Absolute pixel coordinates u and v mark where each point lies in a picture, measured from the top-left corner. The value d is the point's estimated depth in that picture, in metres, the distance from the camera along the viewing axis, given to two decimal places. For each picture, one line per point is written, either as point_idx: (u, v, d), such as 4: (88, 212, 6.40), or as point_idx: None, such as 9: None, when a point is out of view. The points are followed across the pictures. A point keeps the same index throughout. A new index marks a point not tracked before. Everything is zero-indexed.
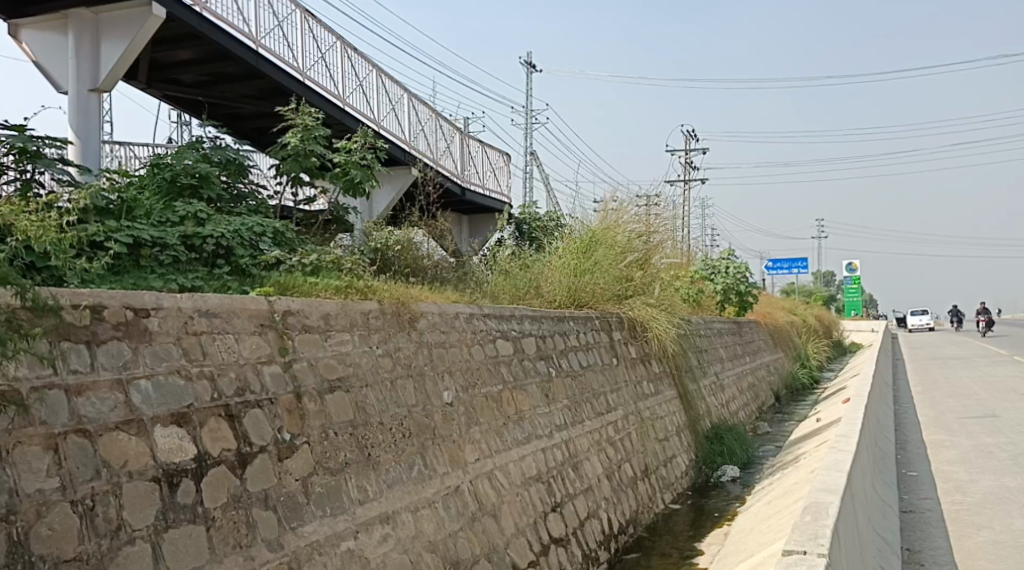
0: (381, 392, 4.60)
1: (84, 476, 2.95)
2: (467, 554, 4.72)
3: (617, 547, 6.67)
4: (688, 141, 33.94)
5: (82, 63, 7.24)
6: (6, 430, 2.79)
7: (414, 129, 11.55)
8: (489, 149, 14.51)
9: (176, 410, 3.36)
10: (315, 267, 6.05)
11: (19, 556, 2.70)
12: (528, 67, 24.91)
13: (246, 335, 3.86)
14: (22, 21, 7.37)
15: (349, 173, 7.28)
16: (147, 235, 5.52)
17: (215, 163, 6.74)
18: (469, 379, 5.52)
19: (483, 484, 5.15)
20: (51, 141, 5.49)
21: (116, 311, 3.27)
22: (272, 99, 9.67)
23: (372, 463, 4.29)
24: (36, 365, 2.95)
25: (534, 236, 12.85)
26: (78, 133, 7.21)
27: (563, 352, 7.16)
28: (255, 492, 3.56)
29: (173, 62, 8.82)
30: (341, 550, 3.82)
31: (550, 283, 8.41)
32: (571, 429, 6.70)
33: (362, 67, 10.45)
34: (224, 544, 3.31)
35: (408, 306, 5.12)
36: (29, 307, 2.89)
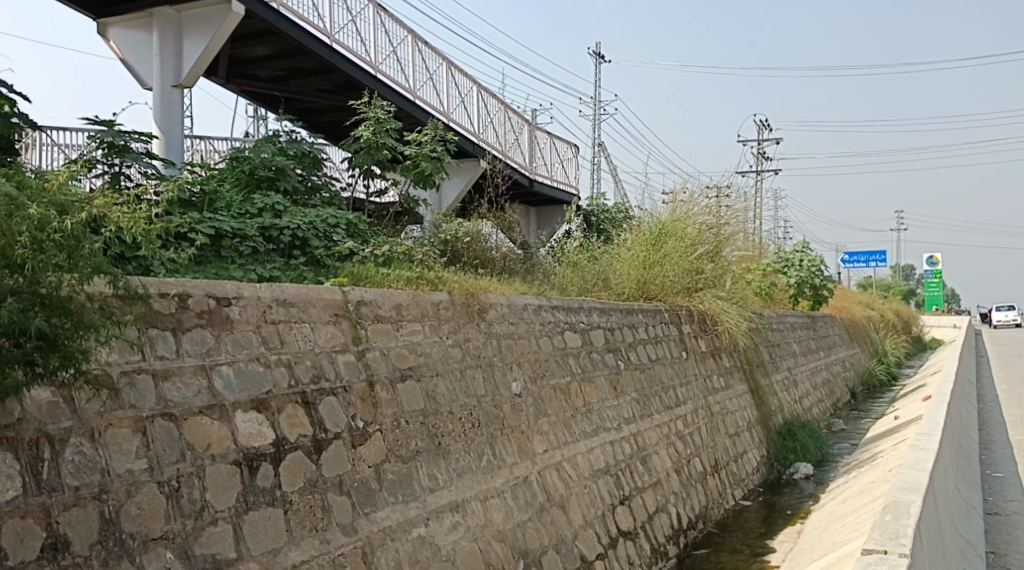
0: (451, 381, 4.66)
1: (170, 458, 3.04)
2: (536, 544, 4.75)
3: (685, 542, 6.62)
4: (760, 131, 33.26)
5: (166, 60, 7.48)
6: (98, 413, 2.87)
7: (483, 121, 11.62)
8: (557, 141, 14.50)
9: (256, 396, 3.46)
10: (387, 258, 6.15)
11: (111, 534, 2.77)
12: (597, 57, 24.71)
13: (321, 325, 3.95)
14: (110, 19, 7.65)
15: (419, 165, 7.35)
16: (228, 226, 5.71)
17: (291, 157, 6.86)
18: (538, 371, 5.55)
19: (552, 475, 5.17)
20: (138, 135, 5.70)
21: (200, 299, 3.38)
22: (345, 93, 9.84)
23: (442, 452, 4.35)
24: (126, 351, 3.05)
25: (602, 228, 12.79)
26: (162, 127, 7.46)
27: (632, 345, 7.13)
28: (331, 477, 3.65)
29: (251, 57, 9.05)
30: (413, 536, 3.89)
31: (619, 276, 8.36)
32: (639, 422, 6.66)
33: (432, 60, 10.54)
34: (301, 527, 3.40)
35: (478, 297, 5.17)
36: (120, 295, 2.99)
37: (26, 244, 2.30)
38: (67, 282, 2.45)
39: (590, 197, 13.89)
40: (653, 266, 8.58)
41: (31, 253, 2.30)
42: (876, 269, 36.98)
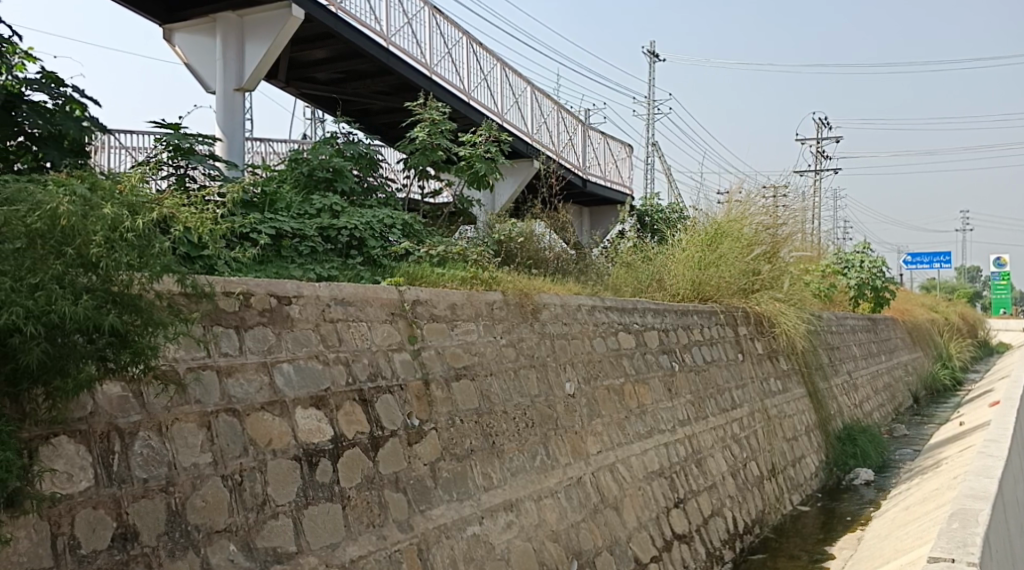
0: (505, 381, 4.68)
1: (233, 452, 3.10)
2: (590, 545, 4.74)
3: (742, 547, 6.53)
4: (820, 129, 32.58)
5: (228, 64, 7.66)
6: (165, 408, 2.94)
7: (537, 122, 11.63)
8: (610, 141, 14.44)
9: (315, 393, 3.53)
10: (441, 258, 6.20)
11: (177, 525, 2.82)
12: (651, 56, 24.55)
13: (378, 323, 4.01)
14: (175, 25, 7.85)
15: (473, 166, 7.39)
16: (288, 226, 5.83)
17: (348, 158, 6.92)
18: (591, 371, 5.54)
19: (606, 476, 5.16)
20: (203, 138, 5.85)
21: (262, 298, 3.45)
22: (400, 95, 9.93)
23: (496, 451, 4.37)
24: (192, 348, 3.12)
25: (656, 229, 12.70)
26: (225, 130, 7.64)
27: (687, 346, 7.07)
28: (387, 474, 3.70)
29: (310, 61, 9.22)
30: (467, 534, 3.92)
31: (674, 276, 8.30)
32: (694, 424, 6.60)
33: (487, 61, 10.58)
34: (358, 523, 3.45)
35: (531, 297, 5.18)
36: (187, 292, 3.06)
37: (100, 243, 2.37)
38: (138, 280, 2.50)
39: (644, 197, 13.80)
40: (709, 267, 8.49)
41: (105, 251, 2.37)
42: (940, 270, 35.99)
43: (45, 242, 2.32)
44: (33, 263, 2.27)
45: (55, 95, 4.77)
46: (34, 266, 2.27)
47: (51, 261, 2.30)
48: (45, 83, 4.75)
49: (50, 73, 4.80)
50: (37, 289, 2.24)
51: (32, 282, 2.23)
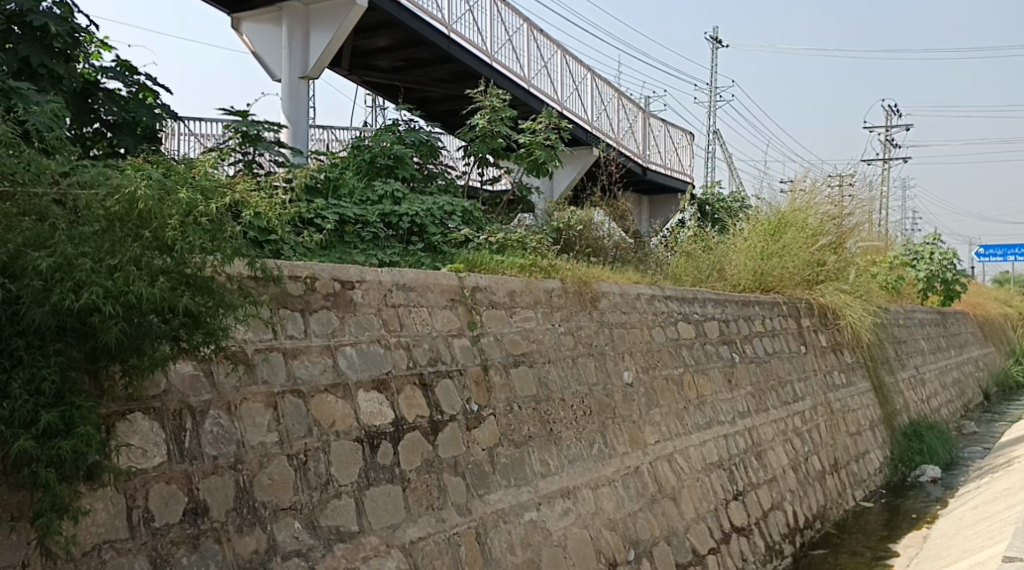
0: (563, 369, 4.69)
1: (299, 433, 3.17)
2: (647, 535, 4.72)
3: (802, 542, 6.43)
4: (889, 117, 31.64)
5: (294, 53, 7.78)
6: (234, 387, 3.01)
7: (598, 110, 11.55)
8: (671, 128, 14.27)
9: (376, 377, 3.59)
10: (501, 246, 6.23)
11: (245, 502, 2.90)
12: (713, 42, 24.16)
13: (438, 309, 4.04)
14: (243, 14, 7.99)
15: (533, 153, 7.38)
16: (351, 212, 5.92)
17: (409, 145, 6.97)
18: (650, 361, 5.51)
19: (664, 467, 5.13)
20: (269, 125, 5.96)
21: (326, 282, 3.51)
22: (461, 83, 9.97)
23: (554, 439, 4.39)
24: (260, 330, 3.19)
25: (717, 218, 12.53)
26: (290, 118, 7.77)
27: (747, 338, 6.98)
28: (446, 459, 3.74)
29: (372, 49, 9.33)
30: (525, 520, 3.94)
31: (735, 267, 8.18)
32: (754, 417, 6.52)
33: (548, 49, 10.54)
34: (418, 505, 3.50)
35: (591, 286, 5.17)
36: (256, 276, 3.12)
37: (176, 227, 2.43)
38: (210, 263, 2.57)
39: (704, 185, 13.63)
40: (771, 257, 8.35)
41: (179, 234, 2.43)
42: (1014, 263, 34.75)
43: (123, 225, 2.38)
44: (111, 246, 2.32)
45: (130, 83, 4.91)
46: (112, 249, 2.31)
47: (128, 245, 2.35)
48: (121, 71, 4.89)
49: (124, 62, 4.94)
50: (116, 270, 2.28)
51: (111, 263, 2.27)
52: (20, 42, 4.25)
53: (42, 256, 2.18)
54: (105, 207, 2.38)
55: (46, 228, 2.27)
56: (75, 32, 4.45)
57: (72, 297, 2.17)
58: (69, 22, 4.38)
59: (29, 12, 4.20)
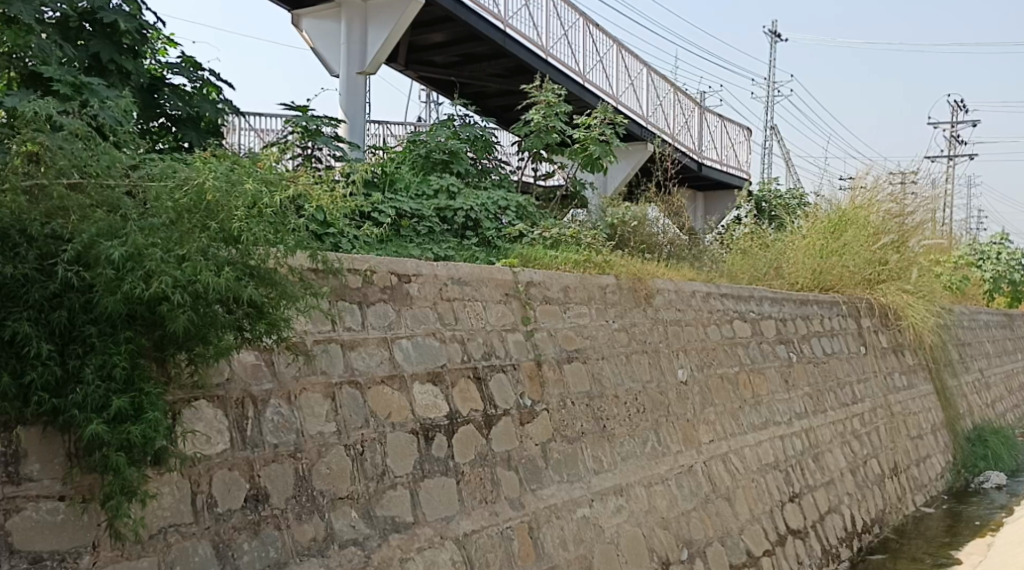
0: (617, 365, 4.67)
1: (356, 423, 3.22)
2: (701, 535, 4.68)
3: (860, 546, 6.30)
4: (955, 112, 30.72)
5: (352, 47, 7.86)
6: (295, 377, 3.07)
7: (654, 105, 11.43)
8: (728, 124, 14.09)
9: (432, 369, 3.61)
10: (555, 241, 6.22)
11: (304, 490, 2.94)
12: (773, 36, 23.79)
13: (493, 303, 4.06)
14: (303, 10, 8.11)
15: (588, 148, 7.34)
16: (408, 207, 5.97)
17: (464, 140, 7.00)
18: (705, 359, 5.46)
19: (718, 466, 5.08)
20: (328, 120, 6.05)
21: (384, 275, 3.55)
22: (516, 78, 9.97)
23: (607, 435, 4.37)
24: (319, 322, 3.24)
25: (775, 215, 12.33)
26: (347, 111, 7.86)
27: (806, 337, 6.87)
28: (500, 452, 3.76)
29: (428, 44, 9.41)
30: (578, 516, 3.94)
31: (793, 265, 8.03)
32: (812, 418, 6.42)
33: (604, 44, 10.48)
34: (472, 498, 3.53)
35: (646, 282, 5.13)
36: (317, 268, 3.17)
37: (241, 218, 2.49)
38: (273, 255, 2.62)
39: (761, 182, 13.44)
40: (831, 255, 8.19)
41: (244, 226, 2.48)
42: None
43: (192, 216, 2.45)
44: (180, 237, 2.37)
45: (194, 78, 5.02)
46: (181, 239, 2.36)
47: (196, 235, 2.40)
48: (186, 67, 5.00)
49: (190, 58, 5.05)
50: (183, 260, 2.33)
51: (179, 253, 2.32)
52: (91, 39, 4.37)
53: (115, 245, 2.23)
54: (174, 199, 2.44)
55: (118, 219, 2.34)
56: (144, 29, 4.56)
57: (142, 285, 2.22)
58: (138, 19, 4.48)
59: (99, 9, 4.31)
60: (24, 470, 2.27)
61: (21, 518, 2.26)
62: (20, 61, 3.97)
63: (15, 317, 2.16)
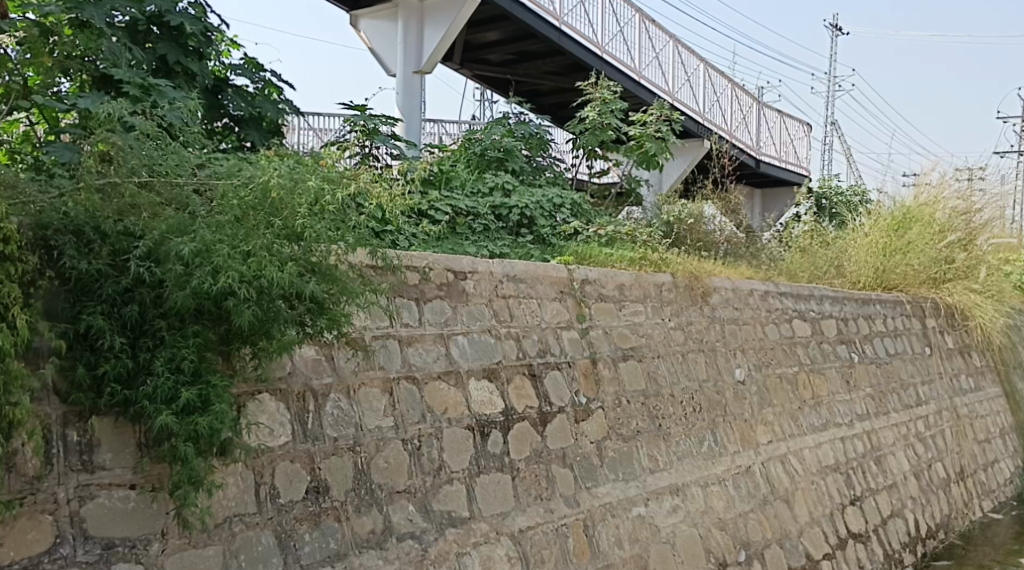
0: (673, 364, 4.63)
1: (413, 418, 3.25)
2: (759, 537, 4.61)
3: (924, 552, 6.14)
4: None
5: (408, 47, 7.93)
6: (353, 372, 3.11)
7: (711, 102, 11.29)
8: (788, 119, 13.85)
9: (487, 366, 3.63)
10: (610, 239, 6.21)
11: (364, 483, 2.99)
12: (834, 30, 23.32)
13: (548, 301, 4.06)
14: (361, 11, 8.21)
15: (644, 145, 7.29)
16: (463, 204, 5.99)
17: (518, 138, 7.00)
18: (763, 358, 5.38)
19: (777, 468, 5.01)
20: (386, 119, 6.15)
21: (440, 272, 3.58)
22: (571, 75, 9.94)
23: (663, 434, 4.35)
24: (377, 318, 3.28)
25: (836, 213, 12.08)
26: (403, 111, 7.92)
27: (867, 337, 6.72)
28: (555, 450, 3.76)
29: (483, 43, 9.46)
30: (633, 515, 3.92)
31: (855, 263, 7.87)
32: (874, 420, 6.28)
33: (660, 40, 10.38)
34: (527, 494, 3.54)
35: (702, 280, 5.09)
36: (376, 265, 3.21)
37: (304, 215, 2.54)
38: (335, 251, 2.66)
39: (821, 179, 13.20)
40: (895, 254, 8.00)
41: (308, 222, 2.53)
42: None
43: (258, 212, 2.50)
44: (246, 233, 2.42)
45: (257, 79, 5.11)
46: (246, 236, 2.41)
47: (261, 231, 2.45)
48: (248, 68, 5.11)
49: (252, 59, 5.15)
50: (249, 256, 2.38)
51: (245, 249, 2.37)
52: (158, 42, 4.49)
53: (184, 242, 2.29)
54: (239, 197, 2.49)
55: (188, 217, 2.41)
56: (209, 31, 4.66)
57: (210, 280, 2.27)
58: (203, 22, 4.59)
59: (166, 12, 4.43)
60: (97, 459, 2.35)
61: (94, 505, 2.34)
62: (92, 64, 4.09)
63: (89, 312, 2.27)
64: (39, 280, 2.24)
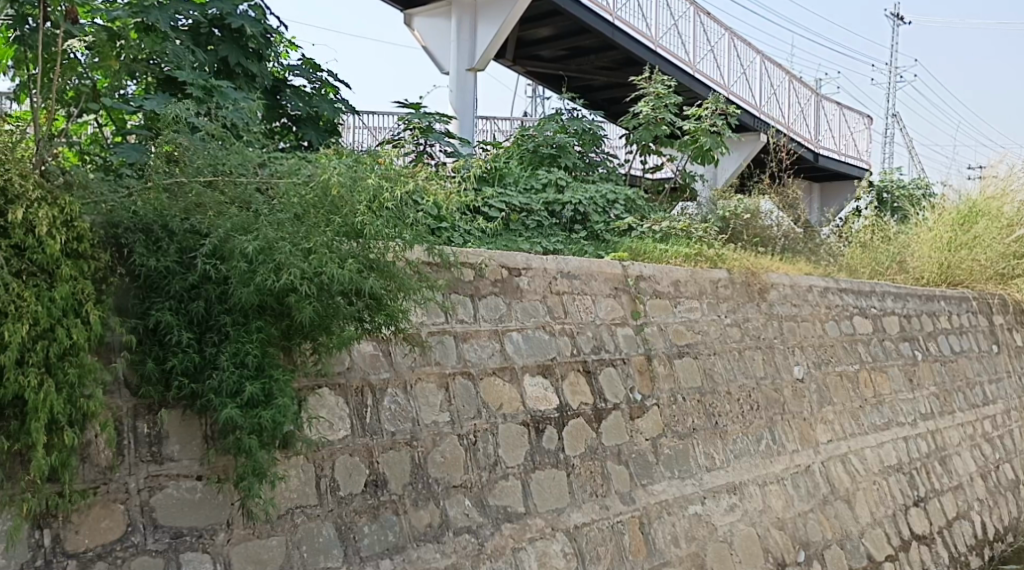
0: (729, 361, 4.58)
1: (469, 413, 3.28)
2: (819, 537, 4.53)
3: (991, 555, 5.97)
4: None
5: (462, 45, 7.97)
6: (410, 367, 3.15)
7: (768, 95, 11.11)
8: (848, 111, 13.56)
9: (542, 362, 3.64)
10: (665, 235, 6.17)
11: (421, 477, 3.02)
12: (895, 20, 22.73)
13: (603, 297, 4.06)
14: (416, 9, 8.27)
15: (699, 140, 7.20)
16: (518, 201, 5.99)
17: (572, 134, 6.97)
18: (822, 356, 5.29)
19: (837, 467, 4.92)
20: (440, 117, 6.17)
21: (495, 268, 3.60)
22: (624, 70, 9.88)
23: (720, 432, 4.31)
24: (433, 313, 3.31)
25: (898, 207, 11.79)
26: (457, 108, 7.97)
27: (932, 335, 6.56)
28: (610, 447, 3.76)
29: (536, 39, 9.47)
30: (689, 513, 3.89)
31: (918, 258, 7.67)
32: (938, 419, 6.13)
33: (715, 33, 10.24)
34: (582, 490, 3.54)
35: (760, 276, 5.03)
36: (432, 261, 3.24)
37: (364, 214, 2.57)
38: (393, 248, 2.69)
39: (883, 172, 12.88)
40: (961, 248, 7.75)
41: (367, 219, 2.57)
42: None
43: (319, 210, 2.53)
44: (307, 232, 2.46)
45: (314, 79, 5.18)
46: (307, 234, 2.45)
47: (321, 230, 2.49)
48: (306, 69, 5.18)
49: (310, 60, 5.23)
50: (310, 253, 2.41)
51: (306, 246, 2.41)
52: (220, 44, 4.59)
53: (248, 240, 2.34)
54: (301, 195, 2.53)
55: (251, 215, 2.45)
56: (268, 33, 4.73)
57: (273, 276, 2.32)
58: (262, 23, 4.66)
59: (229, 15, 4.52)
60: (166, 450, 2.42)
61: (163, 495, 2.41)
62: (157, 66, 4.22)
63: (158, 307, 2.35)
64: (111, 277, 2.33)
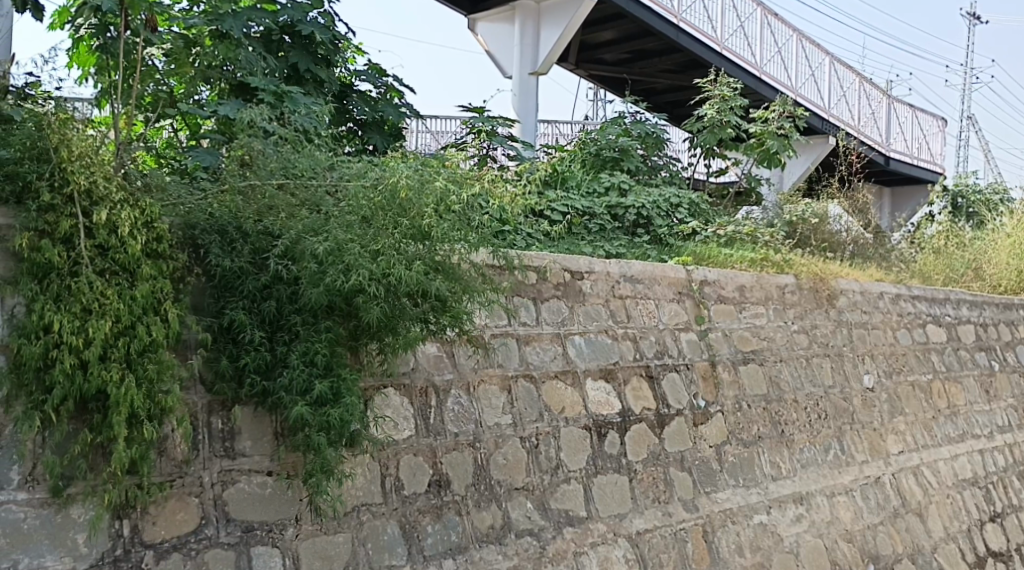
0: (796, 368, 4.50)
1: (531, 416, 3.28)
2: (889, 551, 4.41)
3: None
4: None
5: (525, 48, 7.98)
6: (473, 369, 3.17)
7: (837, 96, 10.87)
8: (921, 114, 13.19)
9: (604, 366, 3.63)
10: (730, 239, 6.09)
11: (483, 479, 3.04)
12: (972, 19, 22.04)
13: (666, 301, 4.02)
14: (480, 14, 8.32)
15: (765, 143, 7.09)
16: (580, 204, 5.97)
17: (635, 137, 6.94)
18: (893, 364, 5.15)
19: (908, 479, 4.78)
20: (502, 121, 6.18)
21: (557, 272, 3.60)
22: (689, 73, 9.78)
23: (786, 441, 4.23)
24: (495, 316, 3.33)
25: (974, 212, 11.42)
26: (520, 111, 7.99)
27: (1009, 345, 6.33)
28: (672, 453, 3.72)
29: (599, 42, 9.44)
30: (754, 522, 3.83)
31: (994, 267, 7.44)
32: (1016, 432, 5.91)
33: (782, 34, 10.07)
34: (644, 497, 3.51)
35: (828, 282, 4.93)
36: (497, 265, 3.25)
37: (431, 215, 2.55)
38: (458, 250, 2.70)
39: (957, 177, 12.50)
40: None
41: (434, 222, 2.55)
42: None
43: (387, 213, 2.52)
44: (375, 233, 2.48)
45: (379, 84, 5.25)
46: (374, 236, 2.47)
47: (389, 232, 2.50)
48: (372, 74, 5.26)
49: (376, 65, 5.30)
50: (378, 255, 2.44)
51: (374, 248, 2.44)
52: (290, 50, 4.69)
53: (319, 241, 2.39)
54: (369, 197, 2.53)
55: (322, 217, 2.50)
56: (337, 40, 4.82)
57: (342, 278, 2.36)
58: (331, 30, 4.75)
59: (298, 22, 4.61)
60: (238, 446, 2.49)
61: (235, 489, 2.47)
62: (230, 73, 4.32)
63: (233, 307, 2.42)
64: (188, 277, 2.41)
